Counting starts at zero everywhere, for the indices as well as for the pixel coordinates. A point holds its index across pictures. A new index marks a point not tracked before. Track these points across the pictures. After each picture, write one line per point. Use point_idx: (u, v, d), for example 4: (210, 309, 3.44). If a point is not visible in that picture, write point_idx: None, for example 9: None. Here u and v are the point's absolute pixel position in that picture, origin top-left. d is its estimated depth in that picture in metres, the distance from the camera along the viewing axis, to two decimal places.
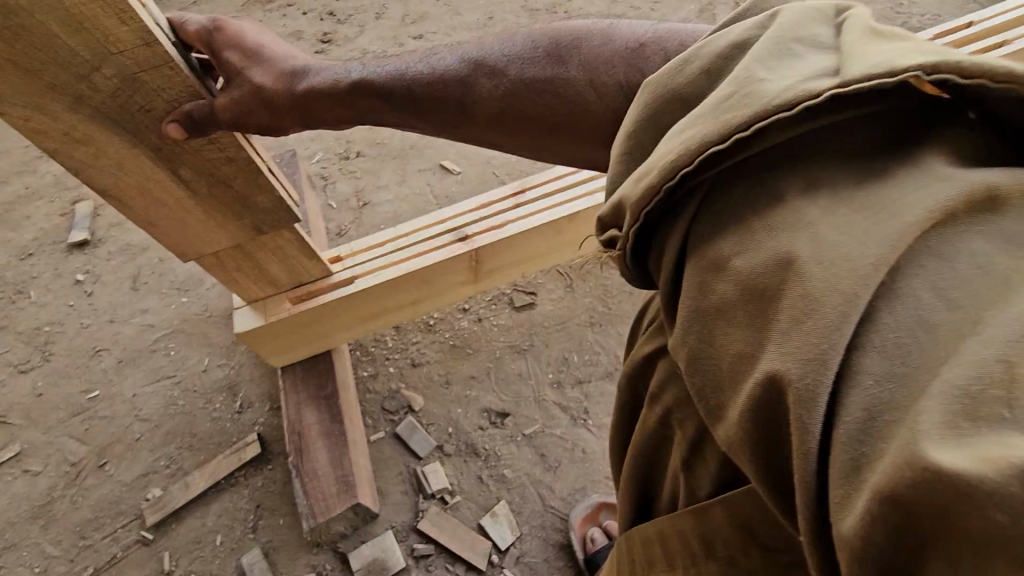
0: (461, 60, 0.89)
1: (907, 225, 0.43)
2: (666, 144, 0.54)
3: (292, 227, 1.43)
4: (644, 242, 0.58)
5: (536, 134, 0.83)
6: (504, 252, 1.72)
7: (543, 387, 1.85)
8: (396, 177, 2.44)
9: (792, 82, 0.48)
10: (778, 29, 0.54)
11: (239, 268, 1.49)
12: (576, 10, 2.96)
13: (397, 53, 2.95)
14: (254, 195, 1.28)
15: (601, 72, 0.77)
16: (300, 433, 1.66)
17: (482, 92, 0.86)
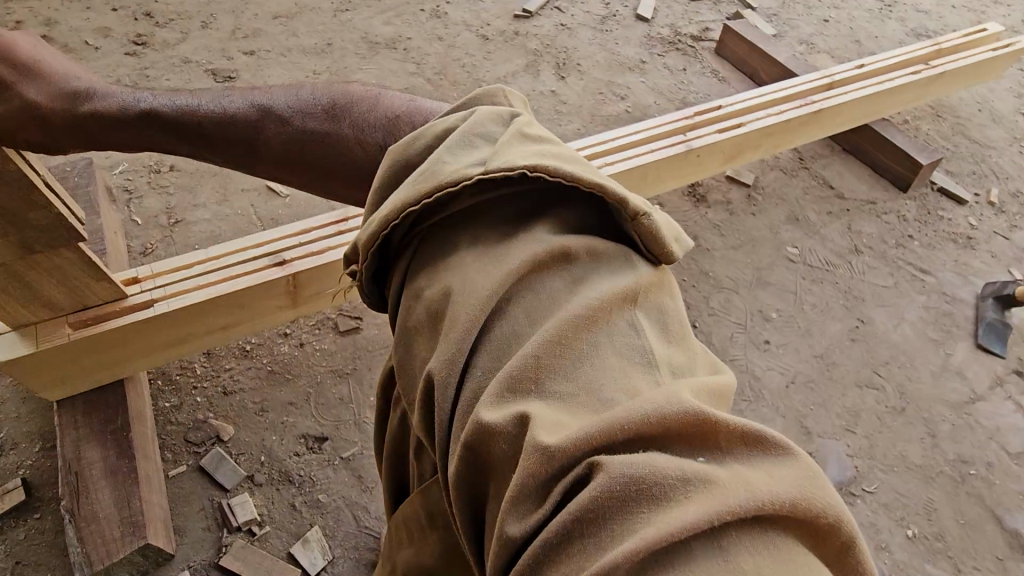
0: (259, 107, 0.97)
1: (514, 271, 0.58)
2: (388, 199, 0.65)
3: (75, 245, 1.33)
4: (377, 276, 0.69)
5: (313, 179, 0.89)
6: (324, 278, 1.75)
7: (363, 410, 1.88)
8: (215, 196, 2.33)
9: (466, 165, 0.62)
10: (473, 118, 0.68)
11: (4, 289, 1.34)
12: (415, 49, 3.12)
13: (226, 66, 2.83)
14: (26, 209, 1.20)
15: (363, 131, 0.83)
16: (79, 472, 1.50)
17: (269, 136, 0.93)
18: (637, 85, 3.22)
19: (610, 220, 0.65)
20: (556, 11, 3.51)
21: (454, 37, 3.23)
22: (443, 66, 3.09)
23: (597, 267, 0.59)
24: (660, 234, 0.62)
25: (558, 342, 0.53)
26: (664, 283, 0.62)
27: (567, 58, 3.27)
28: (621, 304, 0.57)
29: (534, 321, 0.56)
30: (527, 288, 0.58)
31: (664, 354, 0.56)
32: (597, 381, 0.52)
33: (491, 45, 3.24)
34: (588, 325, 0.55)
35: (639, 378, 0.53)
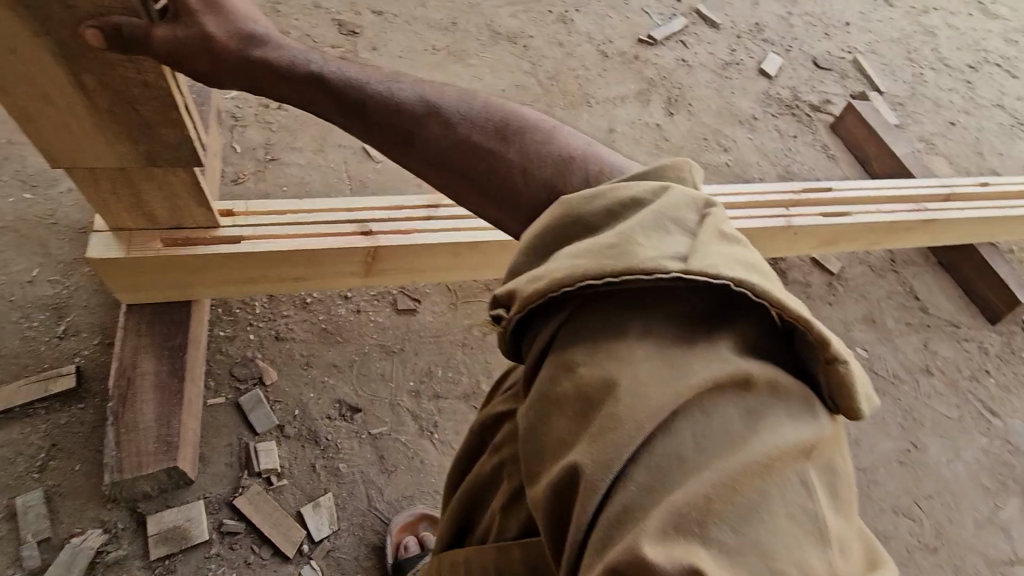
0: (421, 98, 0.91)
1: (694, 388, 0.56)
2: (562, 259, 0.64)
3: (190, 168, 1.35)
4: (520, 328, 0.67)
5: (463, 193, 0.85)
6: (401, 258, 1.75)
7: (401, 392, 1.89)
8: (312, 144, 2.36)
9: (660, 254, 0.60)
10: (667, 198, 0.65)
11: (115, 193, 1.38)
12: (533, 48, 3.11)
13: (352, 21, 2.88)
14: (160, 126, 1.21)
15: (534, 166, 0.79)
16: (130, 379, 1.55)
17: (425, 132, 0.88)
18: (743, 141, 3.14)
19: (789, 349, 0.63)
20: (680, 45, 3.44)
21: (574, 46, 3.20)
22: (557, 72, 3.07)
23: (776, 405, 0.57)
24: (849, 385, 0.59)
25: (735, 490, 0.51)
26: (837, 436, 0.59)
27: (680, 95, 3.21)
28: (800, 456, 0.54)
29: (706, 451, 0.53)
30: (703, 408, 0.55)
31: (835, 524, 0.53)
32: (774, 546, 0.49)
33: (608, 63, 3.20)
34: (764, 475, 0.52)
35: (810, 551, 0.50)
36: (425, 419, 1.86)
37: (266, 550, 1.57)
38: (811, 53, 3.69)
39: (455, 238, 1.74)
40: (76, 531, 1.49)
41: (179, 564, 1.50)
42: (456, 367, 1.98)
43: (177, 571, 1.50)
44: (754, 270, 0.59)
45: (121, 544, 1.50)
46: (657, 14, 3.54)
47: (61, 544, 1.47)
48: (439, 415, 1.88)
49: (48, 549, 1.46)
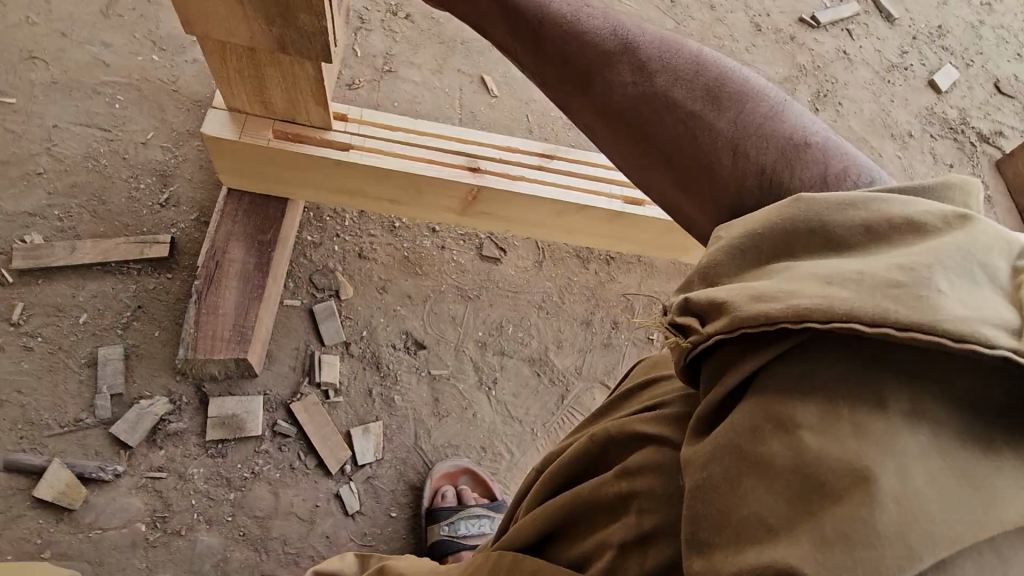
0: (615, 36, 0.77)
1: (995, 513, 0.42)
2: (804, 281, 0.50)
3: (318, 62, 1.27)
4: (720, 351, 0.53)
5: (641, 156, 0.72)
6: (501, 204, 1.64)
7: (468, 340, 1.83)
8: (432, 63, 2.25)
9: (969, 313, 0.44)
10: (973, 234, 0.49)
11: (240, 72, 1.32)
12: (682, 5, 2.81)
13: None
14: (299, 11, 1.12)
15: (747, 144, 0.65)
16: (219, 262, 1.56)
17: (613, 79, 0.74)
18: (889, 158, 2.78)
19: None
20: (845, 35, 3.04)
21: (726, 12, 2.88)
22: (701, 37, 2.78)
23: None
24: None
25: None
26: None
27: (832, 91, 2.85)
28: None
29: None
30: (1000, 543, 0.42)
31: None
32: None
33: (760, 38, 2.87)
34: None
35: None
36: (486, 372, 1.81)
37: (310, 460, 1.58)
38: (995, 73, 3.19)
39: (568, 197, 1.60)
40: (145, 394, 1.54)
41: (230, 451, 1.54)
42: (528, 328, 1.90)
43: (227, 456, 1.54)
44: None
45: (183, 417, 1.54)
46: None
47: (131, 402, 1.54)
48: (500, 372, 1.82)
49: (119, 404, 1.53)
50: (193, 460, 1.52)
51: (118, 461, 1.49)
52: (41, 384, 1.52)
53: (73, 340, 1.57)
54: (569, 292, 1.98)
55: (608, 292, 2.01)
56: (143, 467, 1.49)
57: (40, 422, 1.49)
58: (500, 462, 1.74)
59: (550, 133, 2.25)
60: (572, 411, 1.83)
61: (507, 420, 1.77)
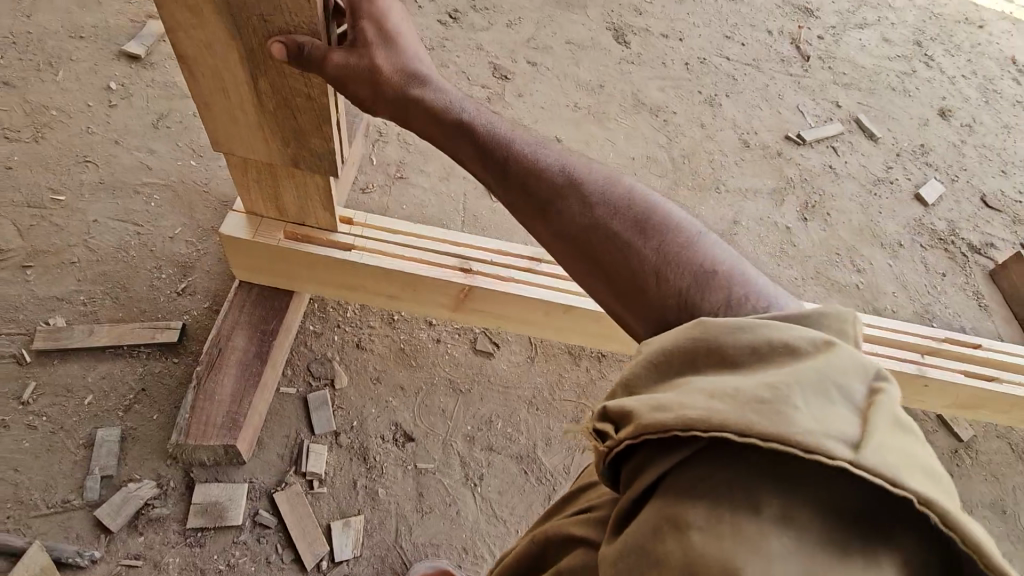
0: (566, 171, 0.90)
1: None
2: (694, 393, 0.55)
3: (327, 176, 1.42)
4: (626, 458, 0.58)
5: (588, 275, 0.82)
6: (492, 302, 1.73)
7: (456, 434, 1.85)
8: (440, 170, 2.47)
9: (817, 427, 0.49)
10: (832, 357, 0.56)
11: (258, 180, 1.48)
12: (674, 124, 3.08)
13: (507, 66, 3.04)
14: (310, 134, 1.28)
15: (668, 266, 0.75)
16: (221, 350, 1.65)
17: (560, 209, 0.86)
18: (881, 266, 2.85)
19: None
20: (830, 151, 3.26)
21: (716, 130, 3.13)
22: (692, 151, 3.01)
23: None
24: None
25: None
26: None
27: (819, 201, 3.01)
28: None
29: None
30: None
31: None
32: None
33: (748, 153, 3.09)
34: None
35: None
36: (472, 468, 1.81)
37: (287, 554, 1.57)
38: (980, 188, 3.34)
39: (554, 297, 1.69)
40: (134, 478, 1.57)
41: (208, 540, 1.54)
42: (517, 424, 1.92)
43: (205, 546, 1.53)
44: (936, 482, 0.48)
45: (167, 503, 1.56)
46: (811, 115, 3.41)
47: (119, 485, 1.57)
48: (486, 468, 1.82)
49: (108, 486, 1.56)
50: (171, 549, 1.51)
51: (97, 545, 1.49)
52: (37, 464, 1.57)
53: (75, 420, 1.63)
54: (559, 388, 2.02)
55: (599, 390, 2.04)
56: (120, 554, 1.49)
57: (29, 501, 1.52)
58: (482, 565, 1.69)
59: None
60: None
61: (491, 518, 1.74)
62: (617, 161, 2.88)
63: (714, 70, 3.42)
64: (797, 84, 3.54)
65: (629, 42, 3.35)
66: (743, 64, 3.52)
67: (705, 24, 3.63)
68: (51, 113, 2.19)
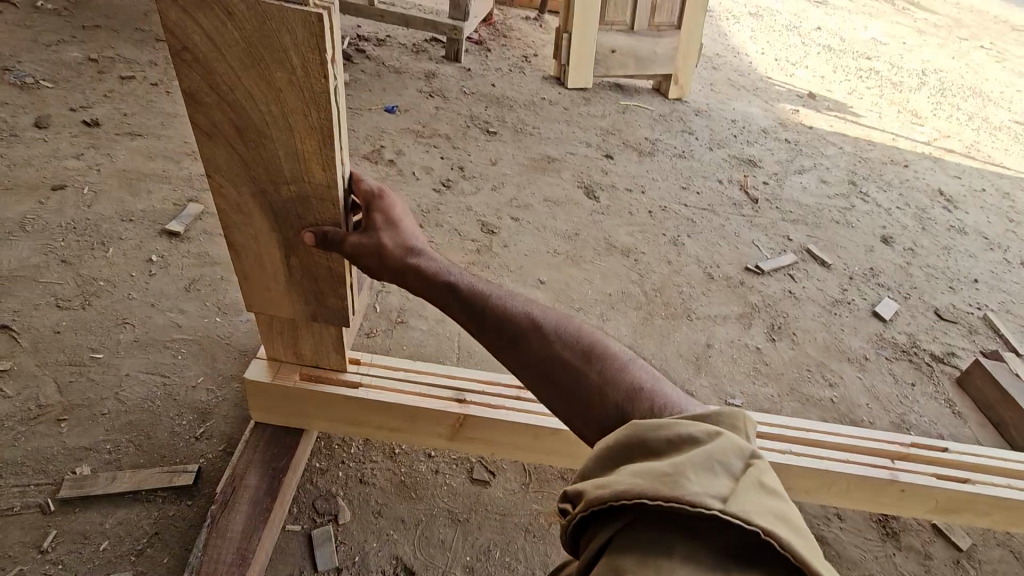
0: (526, 311, 1.17)
1: None
2: (626, 474, 0.75)
3: (339, 327, 1.67)
4: (580, 529, 0.76)
5: (551, 396, 1.07)
6: (485, 429, 1.90)
7: (455, 565, 1.90)
8: (437, 314, 2.77)
9: (699, 488, 0.69)
10: (716, 441, 0.77)
11: (281, 332, 1.75)
12: (644, 262, 3.47)
13: (493, 223, 3.51)
14: (328, 296, 1.55)
15: (609, 386, 1.02)
16: (235, 487, 1.77)
17: (524, 343, 1.12)
18: (852, 379, 3.05)
19: None
20: (788, 278, 3.63)
21: (682, 265, 3.52)
22: (662, 284, 3.35)
23: None
24: None
25: None
26: None
27: (784, 323, 3.29)
28: None
29: None
30: None
31: None
32: None
33: (713, 283, 3.44)
34: None
35: None
36: None
37: None
38: (932, 303, 3.66)
39: (540, 421, 1.89)
40: None
41: None
42: (515, 552, 1.97)
43: None
44: (785, 526, 0.67)
45: None
46: (766, 248, 3.84)
47: None
48: None
49: None
50: None
51: None
52: None
53: (88, 568, 1.70)
54: (554, 514, 2.10)
55: None
56: None
57: None
58: None
59: None
60: None
61: None
62: (596, 296, 3.20)
63: (674, 215, 3.93)
64: (750, 222, 4.03)
65: (598, 197, 3.89)
66: (699, 209, 4.04)
67: (663, 179, 4.23)
68: (98, 283, 2.53)
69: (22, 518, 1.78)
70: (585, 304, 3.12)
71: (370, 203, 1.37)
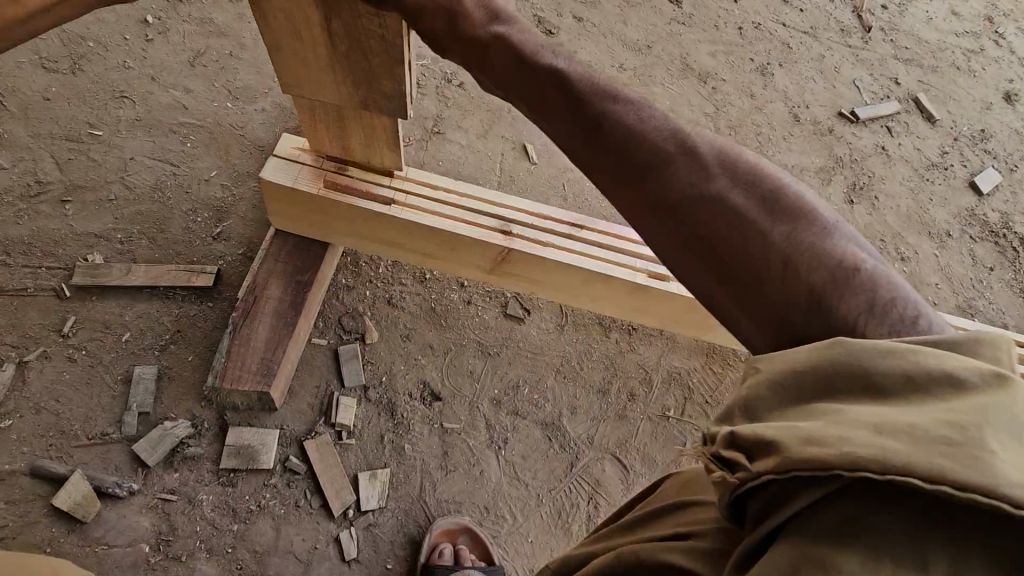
0: (678, 141, 0.83)
1: None
2: (851, 427, 0.51)
3: (394, 118, 1.37)
4: (756, 491, 0.56)
5: (695, 255, 0.75)
6: (530, 266, 1.68)
7: (483, 396, 1.86)
8: (478, 128, 2.40)
9: (999, 474, 0.46)
10: (1001, 388, 0.51)
11: (325, 123, 1.46)
12: (722, 92, 2.93)
13: (551, 20, 2.89)
14: (382, 77, 1.23)
15: (796, 257, 0.69)
16: (257, 298, 1.64)
17: (671, 179, 0.80)
18: (926, 255, 2.75)
19: None
20: (884, 131, 3.09)
21: (765, 102, 2.98)
22: (739, 122, 2.87)
23: None
24: None
25: None
26: None
27: (868, 183, 2.88)
28: None
29: None
30: None
31: None
32: None
33: (797, 129, 2.95)
34: None
35: None
36: (497, 431, 1.82)
37: (315, 500, 1.60)
38: None
39: (594, 267, 1.63)
40: (170, 417, 1.60)
41: (240, 481, 1.57)
42: (544, 391, 1.92)
43: (237, 486, 1.57)
44: None
45: (201, 443, 1.59)
46: (868, 91, 3.22)
47: (156, 422, 1.59)
48: (511, 432, 1.83)
49: (145, 422, 1.59)
50: (204, 487, 1.55)
51: (134, 478, 1.52)
52: (77, 395, 1.59)
53: (113, 357, 1.65)
54: (588, 358, 2.01)
55: (626, 363, 2.04)
56: (156, 488, 1.52)
57: (69, 432, 1.54)
58: (501, 524, 1.72)
59: (585, 203, 2.35)
60: (579, 481, 1.81)
61: (513, 481, 1.77)
62: None
63: (768, 36, 3.23)
64: (856, 56, 3.33)
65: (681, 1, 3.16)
66: (799, 32, 3.31)
67: None
68: (87, 44, 2.14)
69: (38, 301, 1.68)
70: None
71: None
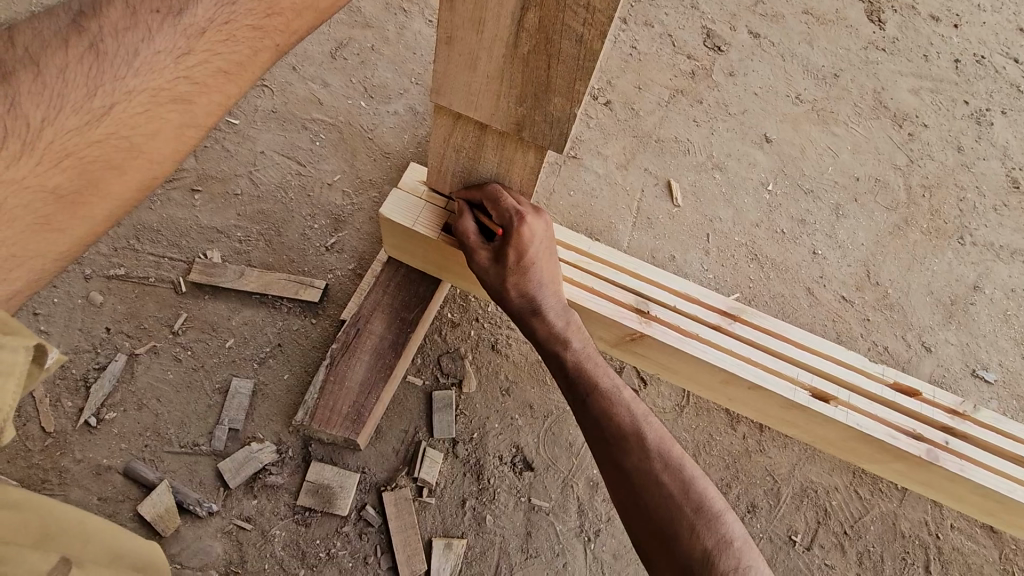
0: (633, 408, 1.15)
1: None
2: None
3: (545, 150, 1.15)
4: None
5: (635, 502, 1.05)
6: (661, 354, 1.42)
7: (580, 474, 1.65)
8: (619, 158, 2.14)
9: None
10: None
11: (458, 148, 1.26)
12: (921, 141, 2.39)
13: (723, 34, 2.48)
14: (557, 93, 1.01)
15: (699, 527, 1.00)
16: (358, 332, 1.52)
17: (625, 440, 1.10)
18: None
19: None
20: None
21: (976, 157, 2.40)
22: (938, 181, 2.32)
23: None
24: None
25: None
26: None
27: None
28: None
29: None
30: None
31: None
32: None
33: (1016, 196, 2.34)
34: None
35: None
36: (589, 519, 1.60)
37: (384, 559, 1.48)
38: None
39: (743, 370, 1.35)
40: (257, 439, 1.54)
41: (315, 522, 1.49)
42: None
43: (310, 527, 1.48)
44: None
45: (283, 472, 1.52)
46: None
47: (244, 442, 1.54)
48: (605, 524, 1.60)
49: (233, 440, 1.54)
50: (279, 521, 1.48)
51: (215, 498, 1.48)
52: (176, 399, 1.57)
53: (214, 362, 1.62)
54: (705, 451, 1.74)
55: (751, 466, 1.74)
56: (234, 512, 1.47)
57: (165, 435, 1.53)
58: None
59: (729, 260, 2.02)
60: None
61: None
62: (838, 178, 2.25)
63: (994, 73, 2.61)
64: None
65: (884, 22, 2.64)
66: None
67: (993, 10, 2.77)
68: None
69: (156, 292, 1.67)
70: (817, 186, 2.21)
71: (507, 223, 1.20)
